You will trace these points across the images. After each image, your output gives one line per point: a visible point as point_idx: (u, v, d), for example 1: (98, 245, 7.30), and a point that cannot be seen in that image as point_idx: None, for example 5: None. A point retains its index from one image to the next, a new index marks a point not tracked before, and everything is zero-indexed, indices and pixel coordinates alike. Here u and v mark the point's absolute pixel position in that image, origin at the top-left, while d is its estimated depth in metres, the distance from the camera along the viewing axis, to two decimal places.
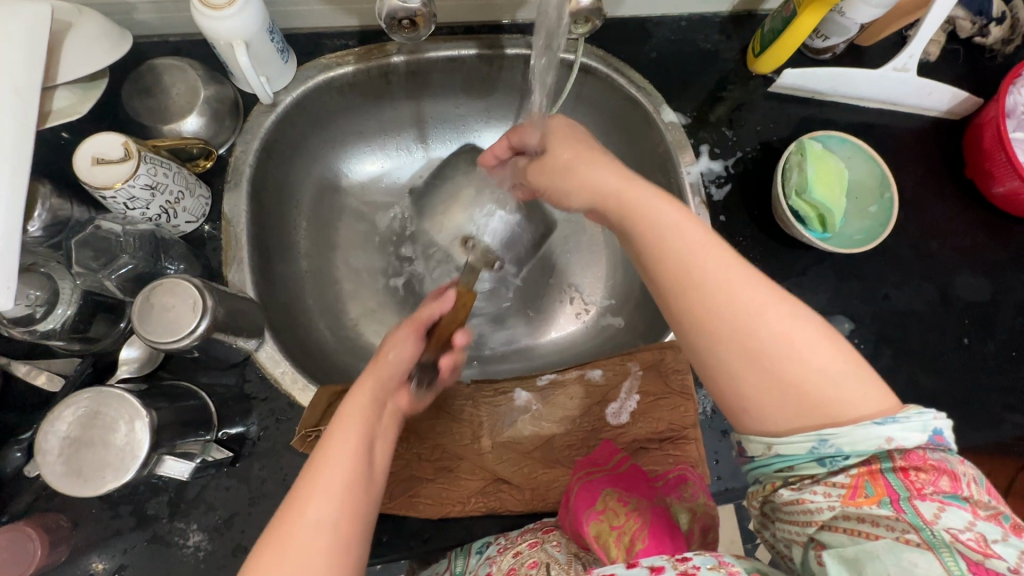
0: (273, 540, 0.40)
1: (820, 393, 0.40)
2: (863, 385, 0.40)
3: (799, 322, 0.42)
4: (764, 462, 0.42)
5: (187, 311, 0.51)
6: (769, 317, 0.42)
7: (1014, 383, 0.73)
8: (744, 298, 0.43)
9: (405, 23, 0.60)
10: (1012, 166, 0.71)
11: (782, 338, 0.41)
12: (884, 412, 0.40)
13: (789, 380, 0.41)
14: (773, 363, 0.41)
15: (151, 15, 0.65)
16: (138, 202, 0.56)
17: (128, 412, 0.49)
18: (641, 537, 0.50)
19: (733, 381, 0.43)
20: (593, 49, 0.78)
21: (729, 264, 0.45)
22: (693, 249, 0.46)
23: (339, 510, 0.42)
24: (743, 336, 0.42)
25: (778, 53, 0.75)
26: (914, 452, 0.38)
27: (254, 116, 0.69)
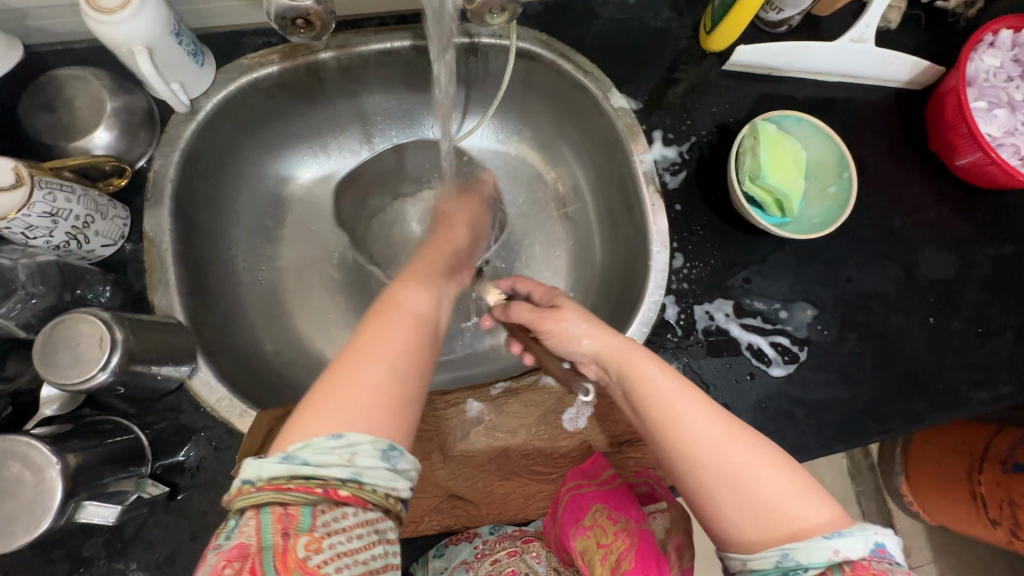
0: (338, 380, 0.42)
1: (782, 508, 0.41)
2: (817, 497, 0.42)
3: (757, 450, 0.44)
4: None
5: (94, 348, 0.48)
6: (731, 447, 0.44)
7: (980, 359, 0.72)
8: (709, 428, 0.45)
9: (299, 23, 0.58)
10: (973, 137, 0.68)
11: (747, 466, 0.43)
12: (835, 520, 0.40)
13: (754, 502, 0.41)
14: (742, 490, 0.42)
15: (46, 21, 0.60)
16: (37, 231, 0.51)
17: (37, 460, 0.46)
18: (627, 559, 0.53)
19: (710, 504, 0.43)
20: (535, 33, 0.73)
21: (698, 403, 0.47)
22: (666, 385, 0.49)
23: (400, 371, 0.44)
24: (715, 465, 0.43)
25: (730, 30, 0.70)
26: (859, 561, 0.37)
27: (173, 125, 0.64)
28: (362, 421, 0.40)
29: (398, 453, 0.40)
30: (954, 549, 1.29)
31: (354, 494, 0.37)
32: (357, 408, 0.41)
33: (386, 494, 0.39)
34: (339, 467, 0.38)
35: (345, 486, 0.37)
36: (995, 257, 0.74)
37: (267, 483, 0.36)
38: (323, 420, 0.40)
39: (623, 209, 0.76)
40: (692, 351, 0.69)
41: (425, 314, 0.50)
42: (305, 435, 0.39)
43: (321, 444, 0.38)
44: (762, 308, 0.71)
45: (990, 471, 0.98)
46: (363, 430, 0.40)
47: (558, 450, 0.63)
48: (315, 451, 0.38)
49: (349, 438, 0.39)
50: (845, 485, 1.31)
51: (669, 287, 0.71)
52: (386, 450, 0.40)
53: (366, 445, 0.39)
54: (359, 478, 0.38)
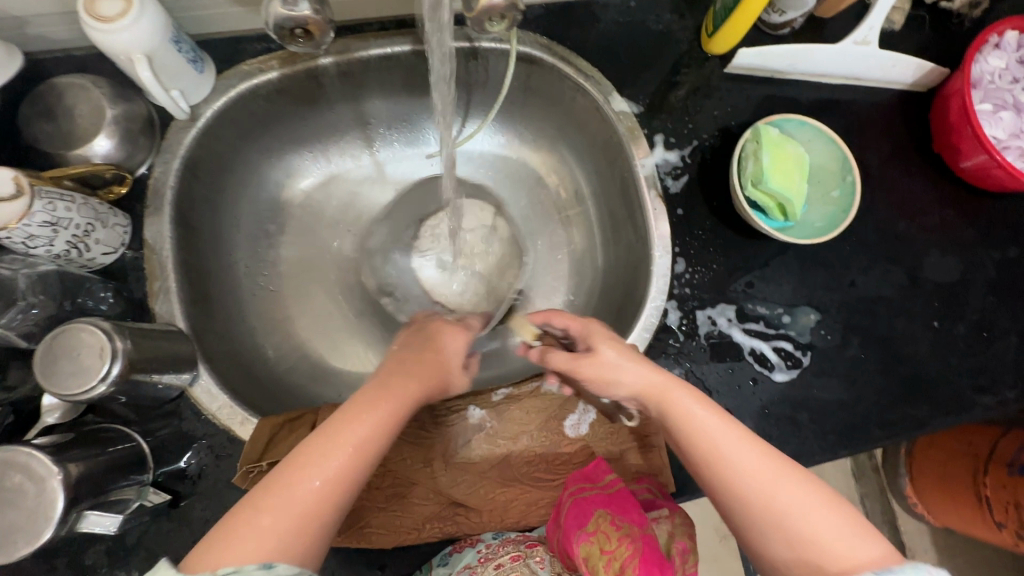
0: (271, 498, 0.43)
1: (827, 548, 0.44)
2: (867, 540, 0.44)
3: (807, 491, 0.46)
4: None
5: (94, 358, 0.48)
6: (782, 489, 0.46)
7: (985, 364, 0.71)
8: (759, 473, 0.47)
9: (297, 33, 0.58)
10: (978, 139, 0.68)
11: (794, 506, 0.45)
12: (885, 560, 0.43)
13: (797, 544, 0.44)
14: (789, 535, 0.45)
15: (46, 29, 0.59)
16: (38, 240, 0.51)
17: (38, 471, 0.46)
18: (631, 566, 0.51)
19: (755, 536, 0.46)
20: (536, 37, 0.73)
21: (746, 442, 0.49)
22: (711, 424, 0.50)
23: (337, 493, 0.45)
24: (762, 501, 0.46)
25: (732, 32, 0.70)
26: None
27: (173, 132, 0.64)
28: (284, 550, 0.42)
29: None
30: (958, 551, 1.28)
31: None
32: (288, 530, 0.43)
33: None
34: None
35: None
36: (1000, 261, 0.74)
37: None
38: (254, 542, 0.42)
39: (625, 213, 0.75)
40: (694, 356, 0.69)
41: (388, 420, 0.50)
42: (238, 556, 0.41)
43: (249, 573, 0.40)
44: (765, 313, 0.70)
45: (996, 473, 0.97)
46: (287, 559, 0.42)
47: (560, 456, 0.63)
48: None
49: (276, 569, 0.41)
50: (848, 487, 1.30)
51: (672, 291, 0.70)
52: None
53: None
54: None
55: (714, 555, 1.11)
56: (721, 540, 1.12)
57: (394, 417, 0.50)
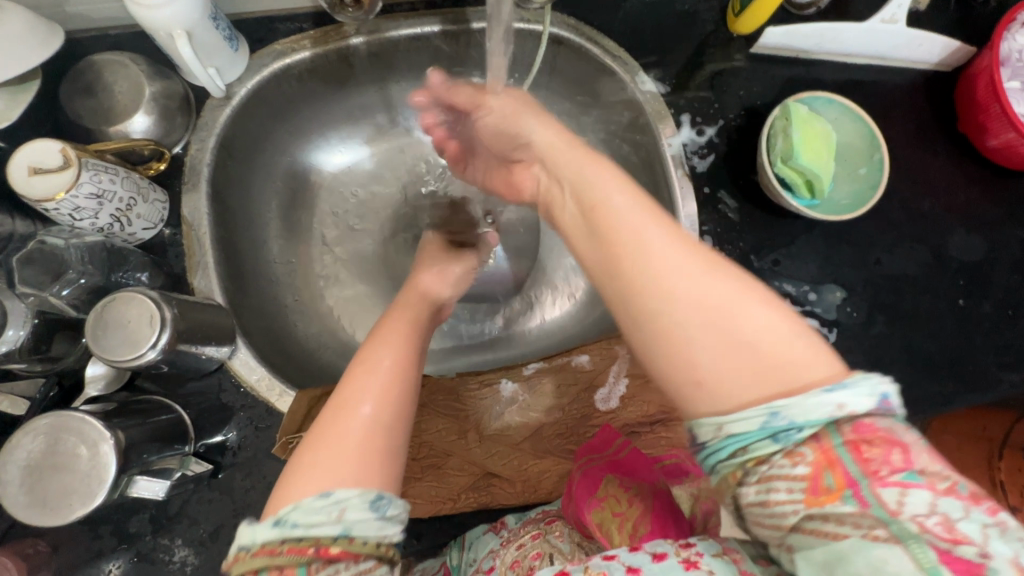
0: (320, 439, 0.40)
1: (770, 355, 0.34)
2: (815, 349, 0.35)
3: (740, 284, 0.37)
4: (714, 448, 0.35)
5: (144, 325, 0.49)
6: (697, 279, 0.37)
7: (1010, 342, 0.72)
8: (670, 262, 0.37)
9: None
10: (1007, 117, 0.68)
11: (726, 298, 0.36)
12: (835, 376, 0.34)
13: (725, 346, 0.35)
14: (712, 334, 0.35)
15: (86, 7, 0.60)
16: (84, 212, 0.52)
17: (91, 435, 0.47)
18: (644, 523, 0.50)
19: (678, 344, 0.36)
20: (564, 18, 0.73)
21: (671, 228, 0.39)
22: (619, 208, 0.41)
23: (385, 411, 0.43)
24: (686, 291, 0.36)
25: (760, 11, 0.70)
26: (863, 422, 0.32)
27: (207, 111, 0.65)
28: (351, 473, 0.38)
29: (387, 501, 0.37)
30: None
31: (347, 551, 0.35)
32: (348, 457, 0.39)
33: (379, 543, 0.37)
34: (330, 524, 0.35)
35: (337, 544, 0.34)
36: None
37: (259, 549, 0.34)
38: (313, 475, 0.38)
39: (651, 193, 0.76)
40: None
41: (409, 361, 0.49)
42: (298, 493, 0.37)
43: (309, 504, 0.36)
44: (791, 291, 0.71)
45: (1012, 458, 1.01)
46: (350, 484, 0.37)
47: (591, 429, 0.64)
48: (305, 512, 0.35)
49: (337, 494, 0.36)
50: None
51: None
52: (372, 500, 0.37)
53: (353, 500, 0.36)
54: (351, 533, 0.35)
55: None
56: None
57: (412, 357, 0.50)
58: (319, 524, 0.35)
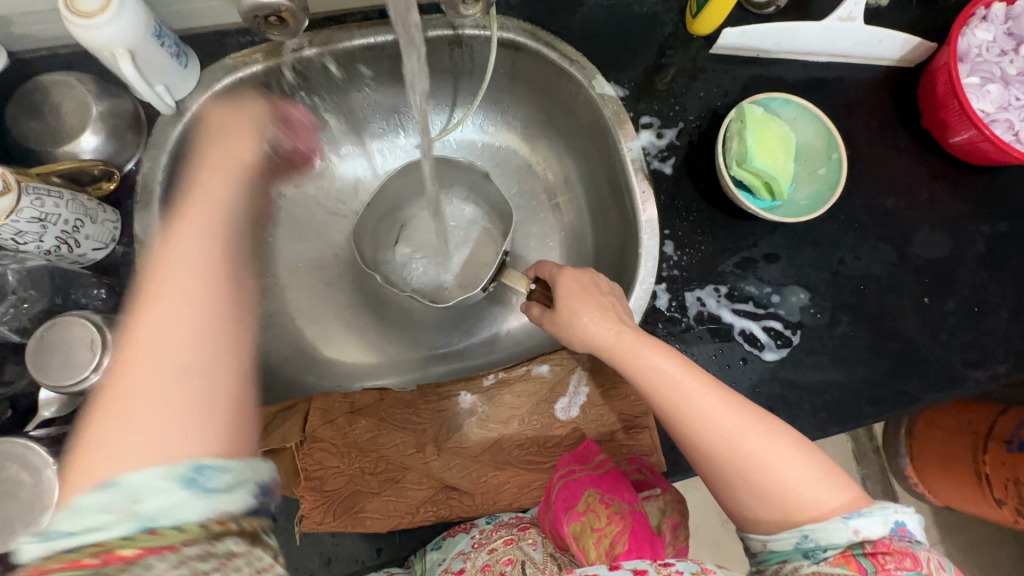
0: (105, 414, 0.32)
1: (796, 496, 0.44)
2: (837, 482, 0.45)
3: (772, 438, 0.47)
4: (762, 556, 0.46)
5: (85, 350, 0.49)
6: (750, 436, 0.47)
7: (976, 339, 0.71)
8: (727, 423, 0.48)
9: (273, 20, 0.59)
10: (965, 113, 0.67)
11: (761, 455, 0.46)
12: (851, 501, 0.44)
13: (767, 488, 0.45)
14: (758, 474, 0.46)
15: (32, 27, 0.60)
16: (27, 236, 0.52)
17: (37, 461, 0.47)
18: (622, 541, 0.53)
19: (731, 490, 0.47)
20: (519, 23, 0.72)
21: (715, 393, 0.50)
22: (682, 378, 0.51)
23: (198, 348, 0.36)
24: (729, 451, 0.47)
25: (715, 11, 0.69)
26: (880, 539, 0.41)
27: (159, 127, 0.65)
28: (152, 452, 0.31)
29: (210, 470, 0.31)
30: (959, 529, 1.28)
31: (146, 546, 0.28)
32: (155, 421, 0.32)
33: (204, 524, 0.29)
34: (116, 522, 0.28)
35: (130, 543, 0.27)
36: (989, 236, 0.73)
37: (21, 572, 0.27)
38: (101, 464, 0.30)
39: (614, 198, 0.75)
40: (685, 338, 0.69)
41: (217, 266, 0.40)
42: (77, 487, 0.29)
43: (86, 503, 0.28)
44: (754, 293, 0.71)
45: (995, 450, 0.97)
46: (150, 463, 0.30)
47: (552, 440, 0.63)
48: (77, 516, 0.28)
49: (126, 483, 0.29)
50: (850, 468, 1.32)
51: (660, 274, 0.71)
52: (185, 475, 0.30)
53: (156, 483, 0.29)
54: (154, 522, 0.28)
55: (716, 539, 1.12)
56: (723, 524, 1.12)
57: (216, 260, 0.41)
58: (102, 526, 0.28)
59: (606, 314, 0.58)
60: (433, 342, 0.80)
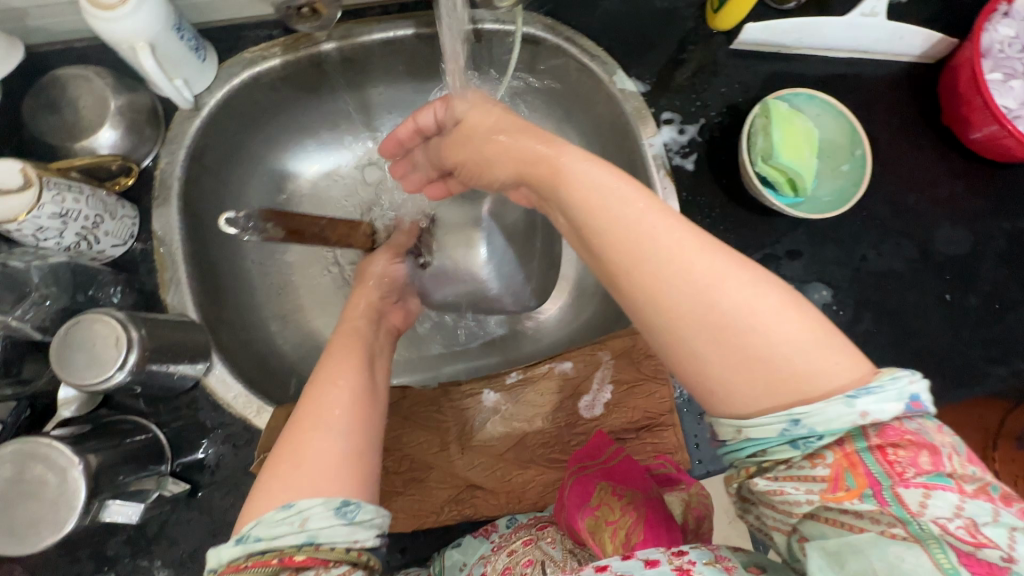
0: (285, 451, 0.41)
1: (784, 364, 0.36)
2: (835, 352, 0.36)
3: (758, 289, 0.37)
4: (736, 446, 0.39)
5: (109, 347, 0.48)
6: (729, 286, 0.37)
7: (999, 335, 0.71)
8: (696, 268, 0.38)
9: (305, 11, 0.59)
10: (989, 109, 0.67)
11: (745, 309, 0.36)
12: (858, 379, 0.36)
13: (747, 350, 0.36)
14: (736, 333, 0.36)
15: (47, 20, 0.59)
16: (48, 232, 0.51)
17: (61, 461, 0.46)
18: (637, 532, 0.51)
19: (695, 360, 0.38)
20: (539, 18, 0.72)
21: (681, 233, 0.39)
22: (636, 218, 0.40)
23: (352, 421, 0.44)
24: (699, 305, 0.37)
25: (737, 7, 0.69)
26: (888, 426, 0.35)
27: (177, 122, 0.64)
28: (312, 484, 0.39)
29: (353, 507, 0.39)
30: None
31: (311, 556, 0.36)
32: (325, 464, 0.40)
33: (348, 547, 0.38)
34: (289, 534, 0.37)
35: (300, 552, 0.36)
36: (1011, 232, 0.73)
37: (225, 568, 0.36)
38: (278, 489, 0.39)
39: None
40: None
41: (357, 364, 0.51)
42: (262, 508, 0.38)
43: (273, 517, 0.37)
44: None
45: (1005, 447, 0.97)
46: (312, 494, 0.38)
47: (575, 437, 0.63)
48: (268, 525, 0.37)
49: (299, 505, 0.38)
50: None
51: None
52: (336, 507, 0.38)
53: (317, 507, 0.38)
54: (315, 540, 0.37)
55: None
56: None
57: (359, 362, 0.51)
58: (282, 535, 0.37)
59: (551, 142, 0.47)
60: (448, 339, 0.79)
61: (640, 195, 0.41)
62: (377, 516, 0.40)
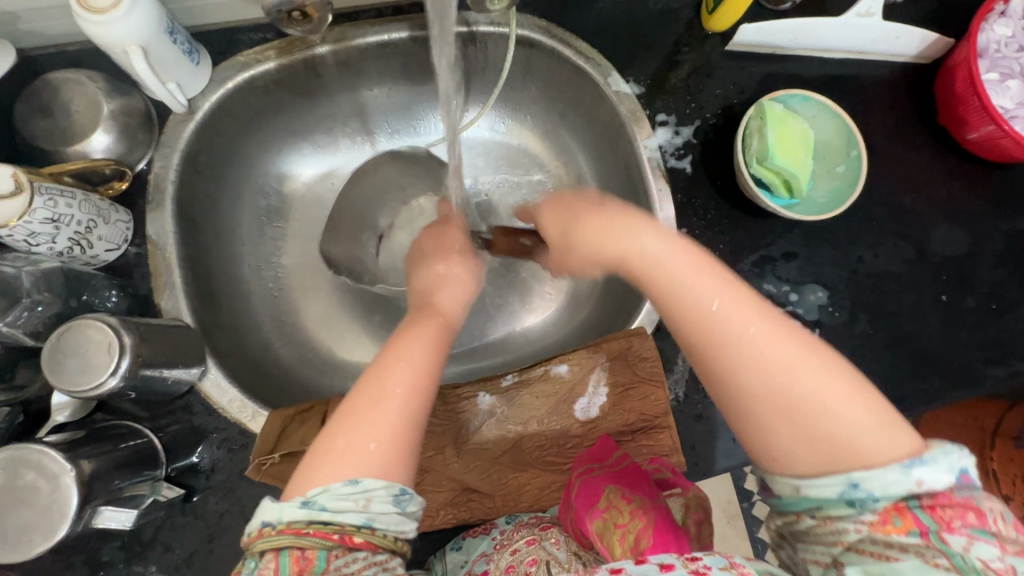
0: (349, 422, 0.41)
1: (849, 442, 0.39)
2: (897, 434, 0.40)
3: (828, 376, 0.41)
4: (792, 500, 0.41)
5: (101, 353, 0.48)
6: (801, 372, 0.41)
7: (995, 336, 0.71)
8: (773, 354, 0.42)
9: (295, 15, 0.59)
10: (985, 110, 0.67)
11: (814, 393, 0.41)
12: (913, 451, 0.39)
13: (813, 427, 0.40)
14: (804, 413, 0.41)
15: (39, 24, 0.59)
16: (40, 237, 0.51)
17: (53, 467, 0.46)
18: (646, 536, 0.51)
19: (765, 431, 0.42)
20: (533, 19, 0.71)
21: (762, 321, 0.43)
22: (721, 303, 0.44)
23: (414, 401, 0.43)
24: (773, 386, 0.41)
25: (732, 8, 0.69)
26: (943, 491, 0.37)
27: (170, 126, 0.64)
28: (380, 465, 0.40)
29: (409, 497, 0.39)
30: None
31: (366, 540, 0.36)
32: (386, 445, 0.41)
33: (395, 536, 0.38)
34: (353, 512, 0.37)
35: (359, 533, 0.36)
36: (1008, 233, 0.73)
37: (285, 527, 0.35)
38: (342, 461, 0.39)
39: (629, 196, 0.75)
40: None
41: (435, 342, 0.49)
42: (324, 478, 0.38)
43: (338, 490, 0.37)
44: (772, 292, 0.70)
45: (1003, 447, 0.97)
46: (378, 475, 0.39)
47: (572, 440, 0.63)
48: (333, 497, 0.37)
49: (364, 484, 0.38)
50: None
51: None
52: (396, 496, 0.38)
53: (379, 491, 0.38)
54: (372, 524, 0.37)
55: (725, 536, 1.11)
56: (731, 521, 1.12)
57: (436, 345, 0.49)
58: (345, 511, 0.37)
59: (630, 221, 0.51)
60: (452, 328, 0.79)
61: (728, 280, 0.46)
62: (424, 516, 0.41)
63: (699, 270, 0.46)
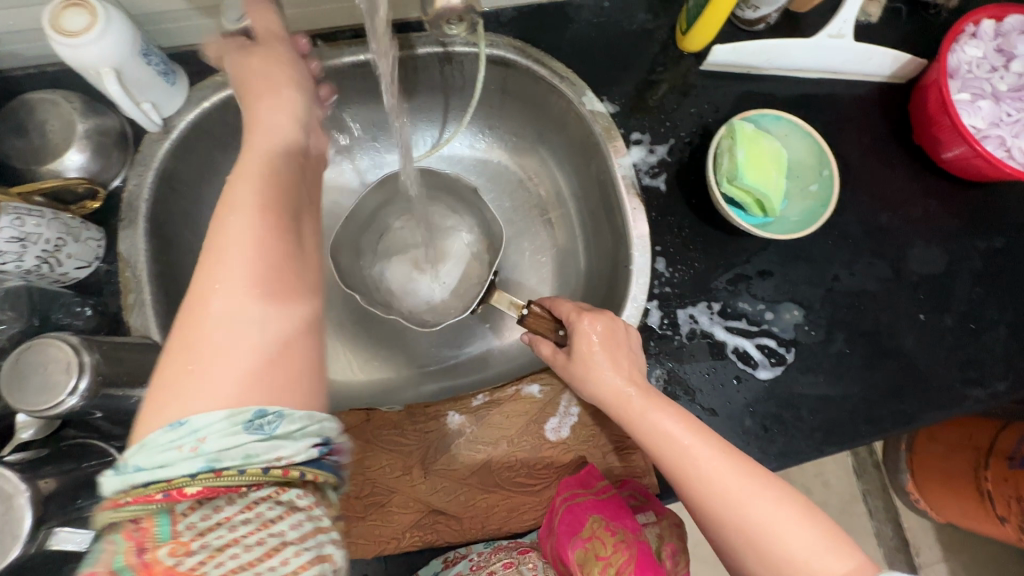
0: (173, 364, 0.36)
1: (804, 565, 0.45)
2: (842, 554, 0.45)
3: (778, 504, 0.47)
4: None
5: (60, 373, 0.48)
6: (755, 503, 0.48)
7: (974, 356, 0.70)
8: (732, 486, 0.49)
9: None
10: (957, 129, 0.67)
11: (769, 522, 0.47)
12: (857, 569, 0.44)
13: (775, 556, 0.46)
14: (761, 540, 0.47)
15: (18, 46, 0.60)
16: (6, 256, 0.51)
17: (7, 488, 0.46)
18: (626, 571, 0.52)
19: (737, 556, 0.48)
20: (508, 40, 0.72)
21: (723, 458, 0.50)
22: (689, 440, 0.52)
23: (250, 304, 0.38)
24: (735, 518, 0.48)
25: (704, 29, 0.69)
26: None
27: (145, 145, 0.64)
28: (208, 398, 0.35)
29: (268, 421, 0.35)
30: (963, 547, 1.26)
31: (210, 486, 0.33)
32: (222, 374, 0.36)
33: (266, 466, 0.34)
34: (183, 460, 0.32)
35: (195, 481, 0.32)
36: (985, 251, 0.73)
37: (110, 501, 0.32)
38: (166, 409, 0.34)
39: (604, 213, 0.75)
40: (677, 356, 0.68)
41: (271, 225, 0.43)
42: (148, 429, 0.34)
43: (155, 441, 0.33)
44: (747, 310, 0.70)
45: (996, 466, 0.94)
46: (206, 411, 0.34)
47: (543, 462, 0.62)
48: (151, 451, 0.33)
49: (191, 424, 0.33)
50: (850, 483, 1.28)
51: (652, 292, 0.70)
52: (243, 423, 0.34)
53: (213, 426, 0.34)
54: (216, 466, 0.33)
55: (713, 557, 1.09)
56: None
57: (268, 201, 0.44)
58: (171, 461, 0.32)
59: (610, 345, 0.58)
60: (417, 298, 0.80)
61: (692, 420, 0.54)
62: (310, 424, 0.37)
63: (669, 412, 0.54)
